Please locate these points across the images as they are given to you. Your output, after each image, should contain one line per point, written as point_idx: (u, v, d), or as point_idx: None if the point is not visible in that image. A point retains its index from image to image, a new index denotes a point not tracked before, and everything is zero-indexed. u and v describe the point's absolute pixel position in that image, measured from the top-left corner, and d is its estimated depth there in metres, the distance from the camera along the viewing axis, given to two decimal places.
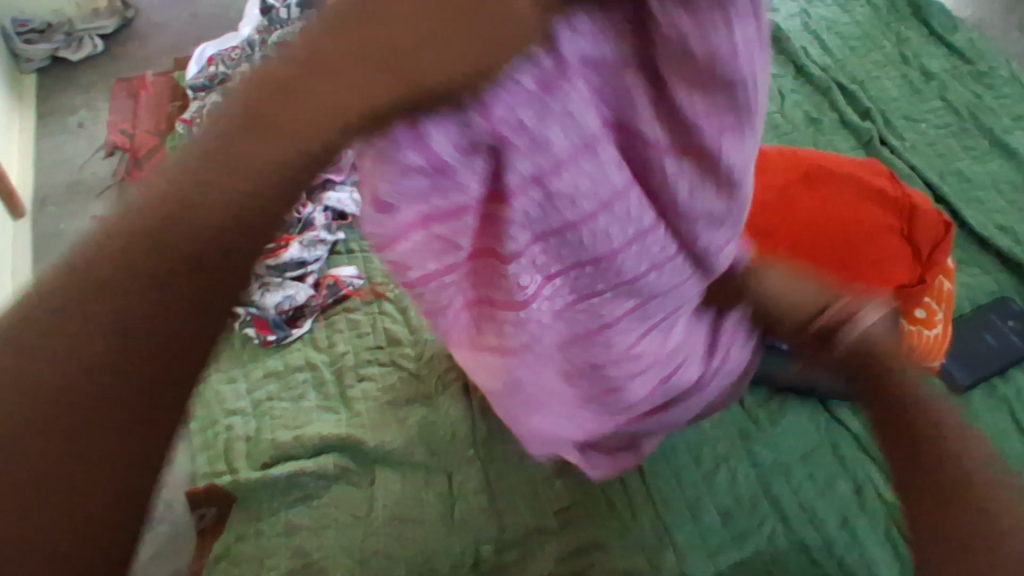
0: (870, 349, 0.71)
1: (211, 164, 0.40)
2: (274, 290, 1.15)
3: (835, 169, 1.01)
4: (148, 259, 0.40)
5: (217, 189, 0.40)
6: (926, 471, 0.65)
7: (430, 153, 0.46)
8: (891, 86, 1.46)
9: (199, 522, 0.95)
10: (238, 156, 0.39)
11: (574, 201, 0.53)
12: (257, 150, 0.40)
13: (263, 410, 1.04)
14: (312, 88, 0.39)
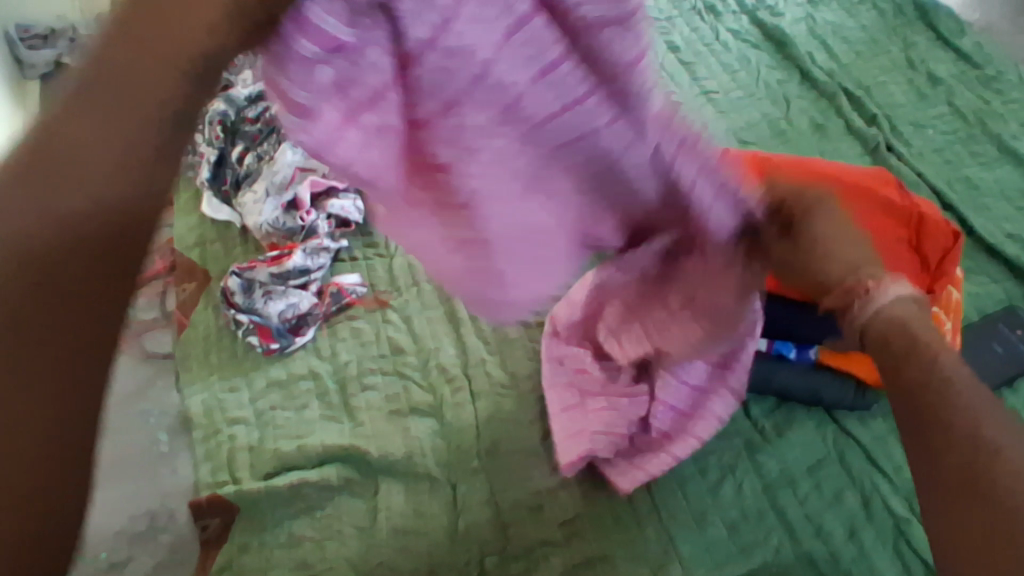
0: (900, 323, 0.59)
1: (85, 116, 0.47)
2: (278, 299, 1.12)
3: (843, 178, 1.00)
4: (74, 206, 0.48)
5: (101, 137, 0.47)
6: (941, 437, 0.53)
7: (320, 33, 0.45)
8: (898, 92, 1.45)
9: (202, 533, 0.95)
10: (113, 106, 0.47)
11: (479, 69, 0.50)
12: (130, 96, 0.46)
13: (266, 419, 1.04)
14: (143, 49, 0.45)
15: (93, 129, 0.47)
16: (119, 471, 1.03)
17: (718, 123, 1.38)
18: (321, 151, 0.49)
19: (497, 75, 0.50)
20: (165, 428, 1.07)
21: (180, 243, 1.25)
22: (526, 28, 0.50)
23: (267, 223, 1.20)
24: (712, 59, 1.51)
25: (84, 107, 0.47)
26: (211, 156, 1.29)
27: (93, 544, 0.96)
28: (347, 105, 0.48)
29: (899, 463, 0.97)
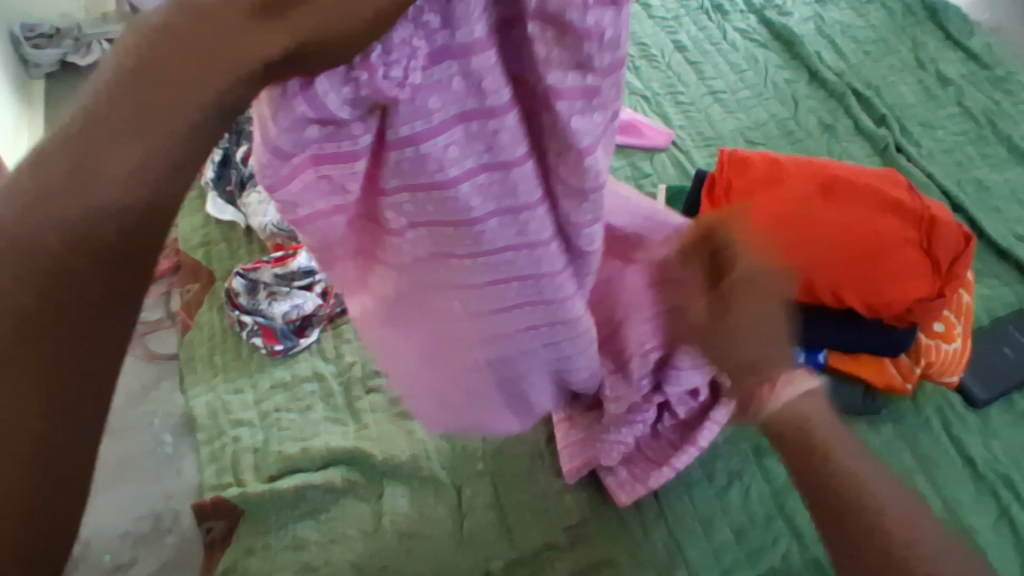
0: (797, 421, 0.75)
1: (104, 133, 0.35)
2: (282, 300, 1.11)
3: (853, 179, 0.99)
4: (68, 234, 0.34)
5: (131, 151, 0.35)
6: (851, 523, 0.67)
7: (318, 105, 0.43)
8: (907, 93, 1.43)
9: (207, 535, 0.94)
10: (145, 119, 0.35)
11: (461, 172, 0.50)
12: (164, 104, 0.36)
13: (271, 420, 1.03)
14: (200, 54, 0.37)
15: (120, 135, 0.35)
16: (124, 472, 1.03)
17: (725, 123, 1.37)
18: (277, 188, 0.48)
19: (462, 143, 0.49)
20: (170, 430, 1.06)
21: (185, 243, 1.25)
22: (484, 120, 0.48)
23: (272, 225, 1.19)
24: (720, 59, 1.50)
25: (116, 115, 0.35)
26: (216, 155, 1.28)
27: (97, 545, 0.96)
28: (317, 152, 0.47)
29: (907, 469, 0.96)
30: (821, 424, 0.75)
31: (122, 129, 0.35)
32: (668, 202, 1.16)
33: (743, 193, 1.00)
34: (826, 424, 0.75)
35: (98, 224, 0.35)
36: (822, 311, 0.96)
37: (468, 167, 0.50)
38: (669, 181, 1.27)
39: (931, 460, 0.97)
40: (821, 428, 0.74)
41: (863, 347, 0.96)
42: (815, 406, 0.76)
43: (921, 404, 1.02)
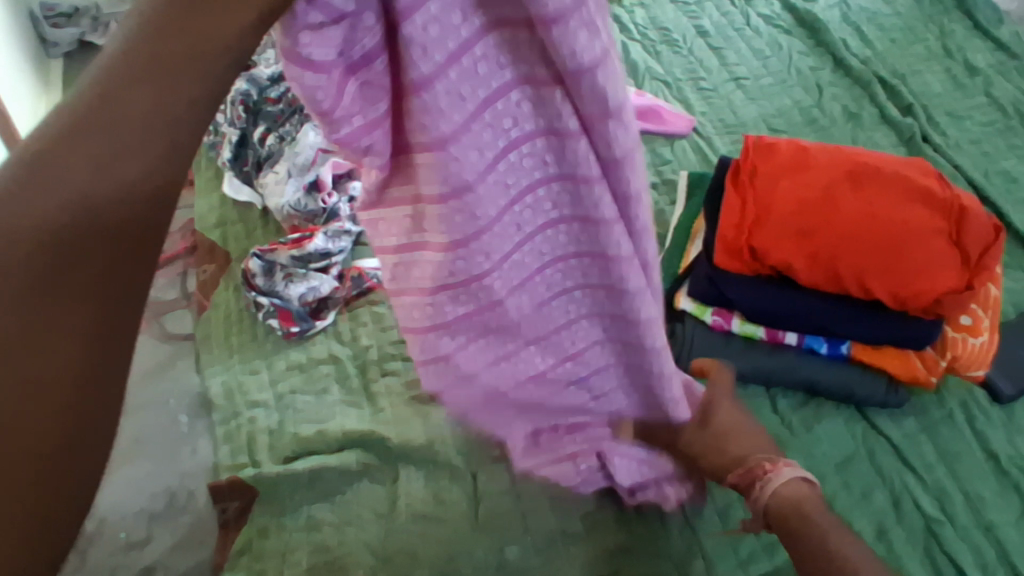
0: (793, 504, 0.71)
1: (119, 91, 0.37)
2: (299, 282, 1.11)
3: (881, 167, 0.96)
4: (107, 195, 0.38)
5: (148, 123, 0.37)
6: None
7: (324, 10, 0.40)
8: (934, 82, 1.40)
9: (222, 515, 0.94)
10: (143, 98, 0.37)
11: (467, 63, 0.45)
12: (172, 71, 0.37)
13: (285, 402, 1.03)
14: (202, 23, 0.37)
15: (131, 97, 0.37)
16: (140, 451, 1.03)
17: (747, 110, 1.34)
18: (326, 112, 0.46)
19: (442, 17, 0.43)
20: (186, 409, 1.07)
21: (201, 224, 1.24)
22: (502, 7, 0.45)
23: (288, 205, 1.17)
24: (743, 45, 1.47)
25: (133, 82, 0.37)
26: (233, 136, 1.27)
27: (112, 522, 0.96)
28: (347, 65, 0.44)
29: (929, 463, 0.94)
30: (814, 508, 0.71)
31: (127, 92, 0.37)
32: (689, 190, 1.15)
33: (768, 178, 0.98)
34: (822, 509, 0.71)
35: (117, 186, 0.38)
36: (845, 299, 0.94)
37: (498, 150, 0.50)
38: (689, 168, 1.25)
39: (954, 455, 0.95)
40: (816, 511, 0.70)
41: (885, 339, 0.94)
42: (807, 495, 0.72)
43: (945, 399, 1.00)
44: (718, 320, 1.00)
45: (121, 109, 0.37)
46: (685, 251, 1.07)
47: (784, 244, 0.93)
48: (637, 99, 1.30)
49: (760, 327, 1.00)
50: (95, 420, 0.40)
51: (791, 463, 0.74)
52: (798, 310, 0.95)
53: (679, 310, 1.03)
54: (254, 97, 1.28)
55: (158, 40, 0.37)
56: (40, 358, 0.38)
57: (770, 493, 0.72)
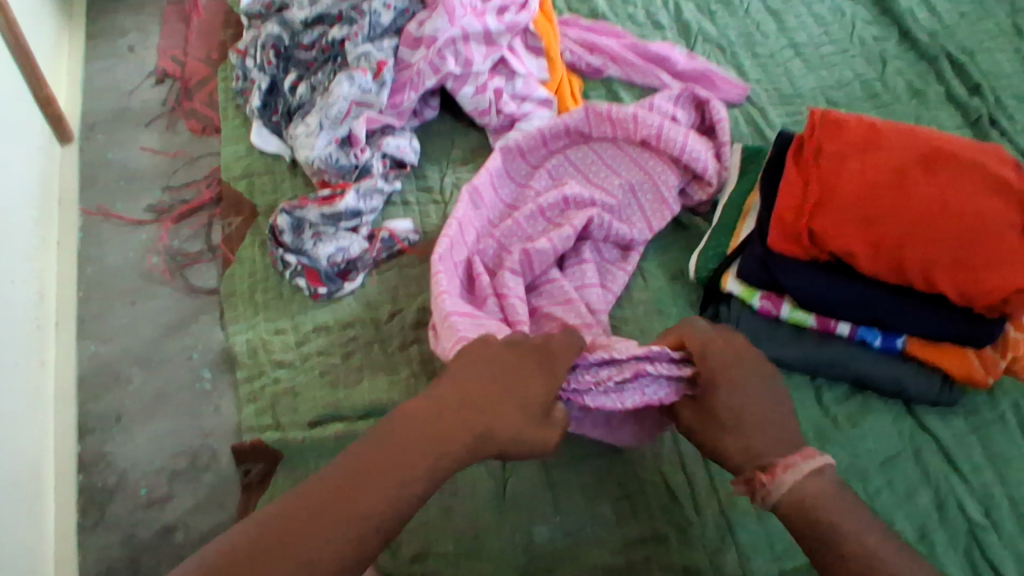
0: (811, 500, 0.67)
1: (470, 396, 0.72)
2: (328, 240, 1.07)
3: (960, 152, 0.89)
4: (428, 458, 0.67)
5: (475, 418, 0.70)
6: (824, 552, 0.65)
7: None
8: (1005, 61, 1.27)
9: (245, 478, 0.92)
10: (476, 409, 0.71)
11: None
12: (496, 397, 0.72)
13: (310, 362, 1.00)
14: (518, 372, 0.75)
15: (475, 415, 0.71)
16: (160, 405, 1.01)
17: (804, 81, 1.26)
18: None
19: None
20: (208, 365, 1.04)
21: (227, 173, 1.20)
22: None
23: (319, 158, 1.11)
24: (803, 10, 1.37)
25: (473, 385, 0.73)
26: (262, 82, 1.21)
27: (135, 477, 0.96)
28: None
29: (977, 465, 0.90)
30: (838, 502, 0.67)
31: (480, 387, 0.73)
32: (744, 163, 1.08)
33: (834, 158, 0.92)
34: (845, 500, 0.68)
35: (439, 446, 0.68)
36: (904, 290, 0.89)
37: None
38: (742, 140, 1.18)
39: (1005, 459, 0.90)
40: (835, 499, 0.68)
41: (940, 335, 0.88)
42: (823, 490, 0.68)
43: (999, 399, 0.94)
44: (766, 304, 0.95)
45: (473, 392, 0.72)
46: (737, 230, 1.01)
47: (848, 230, 0.88)
48: (688, 63, 1.26)
49: (811, 314, 0.94)
50: (330, 521, 0.62)
51: (795, 459, 0.70)
52: (853, 299, 0.90)
53: (726, 291, 0.98)
54: (286, 41, 1.23)
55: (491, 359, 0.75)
56: (375, 479, 0.65)
57: (780, 491, 0.69)
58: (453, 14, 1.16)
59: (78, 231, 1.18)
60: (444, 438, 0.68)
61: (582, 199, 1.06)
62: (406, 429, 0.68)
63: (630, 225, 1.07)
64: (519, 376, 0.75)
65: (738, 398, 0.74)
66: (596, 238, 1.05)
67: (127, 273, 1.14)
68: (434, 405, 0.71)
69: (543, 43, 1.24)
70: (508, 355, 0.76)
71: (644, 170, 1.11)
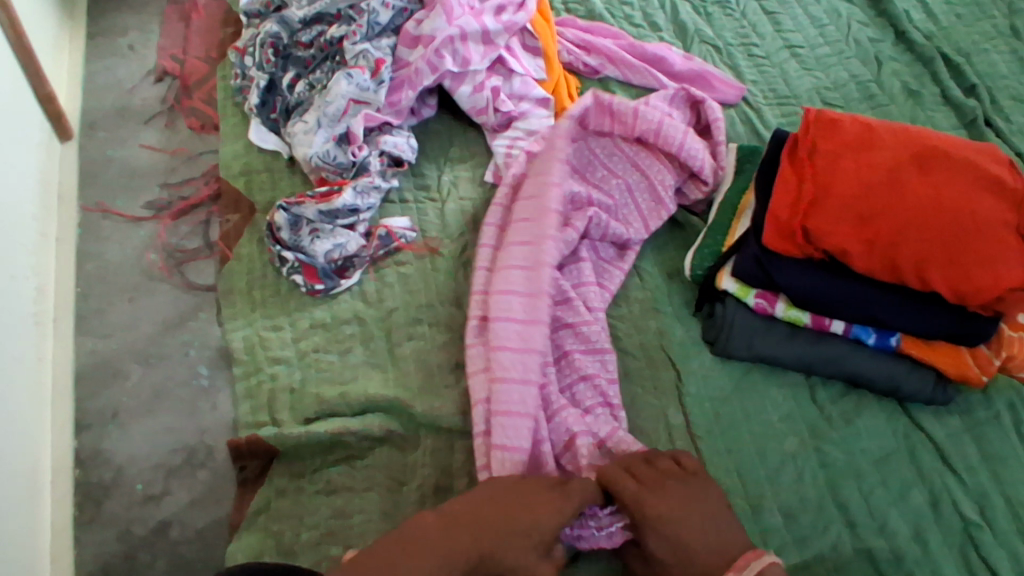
0: None
1: (478, 516, 0.77)
2: (325, 238, 1.07)
3: (953, 151, 0.90)
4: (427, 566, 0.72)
5: (485, 537, 0.75)
6: None
7: None
8: (1001, 62, 1.27)
9: (240, 473, 0.93)
10: (485, 529, 0.76)
11: None
12: (509, 518, 0.77)
13: (308, 360, 1.01)
14: (536, 505, 0.78)
15: (484, 533, 0.76)
16: (157, 402, 1.01)
17: (801, 81, 1.26)
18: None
19: None
20: (206, 362, 1.04)
21: (226, 171, 1.20)
22: None
23: (317, 156, 1.12)
24: (800, 10, 1.38)
25: (484, 507, 0.78)
26: (261, 80, 1.21)
27: (132, 472, 0.96)
28: None
29: (971, 465, 0.90)
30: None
31: (496, 510, 0.78)
32: (740, 162, 1.08)
33: (829, 156, 0.93)
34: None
35: (442, 559, 0.73)
36: (899, 288, 0.89)
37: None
38: (738, 140, 1.19)
39: (999, 458, 0.90)
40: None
41: (935, 333, 0.89)
42: None
43: (993, 398, 0.95)
44: (761, 302, 0.96)
45: (483, 515, 0.77)
46: (732, 228, 1.02)
47: (843, 228, 0.88)
48: (684, 63, 1.27)
49: (806, 312, 0.94)
50: None
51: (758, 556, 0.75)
52: (848, 298, 0.90)
53: (721, 290, 0.99)
54: (285, 40, 1.23)
55: (510, 488, 0.81)
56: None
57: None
58: (450, 14, 1.17)
59: (77, 228, 1.19)
60: (447, 548, 0.74)
61: (581, 199, 1.06)
62: (414, 542, 0.74)
63: (627, 225, 1.08)
64: (536, 502, 0.79)
65: (691, 517, 0.78)
66: (592, 237, 1.06)
67: (125, 270, 1.14)
68: (444, 522, 0.76)
69: (541, 43, 1.24)
70: (531, 485, 0.81)
71: (641, 171, 1.11)
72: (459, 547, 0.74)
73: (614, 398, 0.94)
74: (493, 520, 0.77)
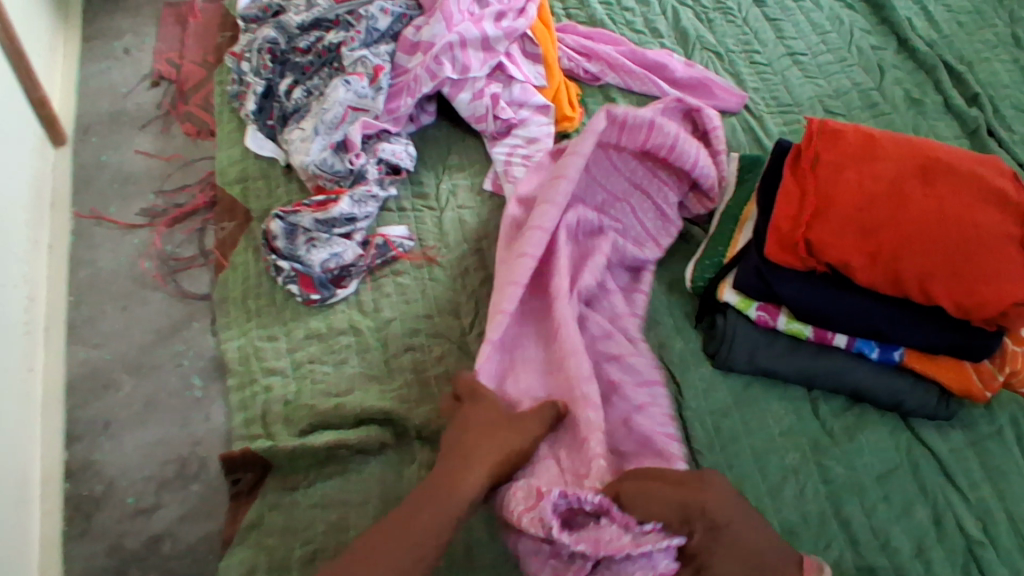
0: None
1: (457, 442, 0.83)
2: (321, 247, 1.06)
3: (957, 163, 0.88)
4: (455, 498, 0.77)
5: (478, 450, 0.82)
6: None
7: None
8: (1003, 71, 1.26)
9: (234, 487, 0.92)
10: (477, 445, 0.82)
11: None
12: (484, 431, 0.84)
13: (303, 371, 0.99)
14: (489, 409, 0.87)
15: (474, 448, 0.82)
16: (150, 413, 1.00)
17: (803, 90, 1.25)
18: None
19: None
20: (199, 372, 1.03)
21: (221, 178, 1.19)
22: None
23: (314, 164, 1.10)
24: (802, 17, 1.37)
25: (459, 433, 0.84)
26: (258, 87, 1.19)
27: (123, 485, 0.94)
28: None
29: (975, 481, 0.89)
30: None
31: (472, 432, 0.84)
32: (741, 172, 1.08)
33: (832, 167, 0.91)
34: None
35: (462, 490, 0.78)
36: (902, 302, 0.88)
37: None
38: (739, 148, 1.18)
39: (1004, 474, 0.89)
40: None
41: (938, 348, 0.88)
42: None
43: (997, 412, 0.93)
44: (763, 315, 0.94)
45: (465, 441, 0.83)
46: (734, 238, 1.00)
47: (845, 241, 0.87)
48: (685, 71, 1.26)
49: (807, 325, 0.93)
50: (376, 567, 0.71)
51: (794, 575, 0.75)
52: (850, 311, 0.89)
53: (722, 302, 0.97)
54: (282, 45, 1.21)
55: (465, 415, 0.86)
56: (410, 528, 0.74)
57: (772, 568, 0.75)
58: (450, 19, 1.16)
59: (70, 235, 1.17)
60: (457, 470, 0.79)
61: (593, 231, 1.04)
62: (428, 490, 0.78)
63: (641, 247, 1.06)
64: (488, 408, 0.87)
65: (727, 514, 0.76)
66: (610, 264, 1.04)
67: (118, 277, 1.13)
68: (446, 469, 0.80)
69: (541, 49, 1.23)
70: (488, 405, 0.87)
71: (650, 191, 1.09)
72: (461, 466, 0.80)
73: (650, 400, 0.93)
74: (472, 438, 0.83)
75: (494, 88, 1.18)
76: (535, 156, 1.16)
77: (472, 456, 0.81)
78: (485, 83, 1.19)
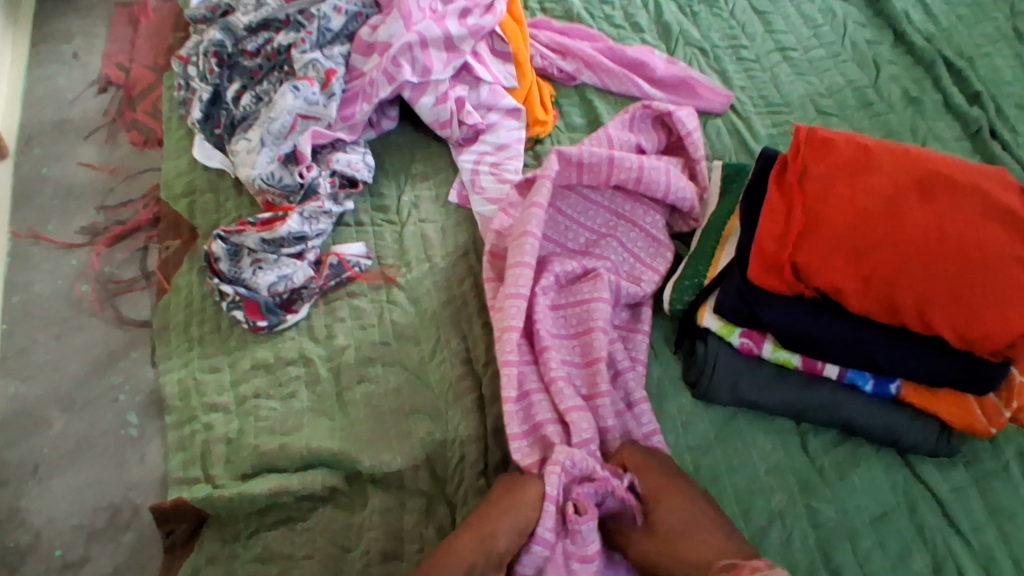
0: None
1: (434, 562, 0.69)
2: (268, 269, 0.98)
3: (959, 176, 0.80)
4: None
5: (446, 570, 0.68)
6: None
7: None
8: (1006, 66, 1.17)
9: (167, 539, 0.85)
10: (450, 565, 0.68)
11: None
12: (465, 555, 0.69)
13: (247, 406, 0.91)
14: (484, 525, 0.71)
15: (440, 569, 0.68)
16: (84, 453, 0.93)
17: (793, 88, 1.16)
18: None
19: None
20: (136, 409, 0.96)
21: (166, 192, 1.10)
22: None
23: (260, 178, 1.01)
24: (793, 9, 1.27)
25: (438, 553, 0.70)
26: (204, 93, 1.11)
27: (52, 535, 0.87)
28: None
29: (978, 523, 0.81)
30: None
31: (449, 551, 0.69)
32: (724, 183, 0.99)
33: (821, 181, 0.83)
34: None
35: None
36: (899, 330, 0.80)
37: None
38: (724, 153, 1.09)
39: (1010, 516, 0.81)
40: None
41: (939, 381, 0.79)
42: None
43: (1002, 446, 0.85)
44: (746, 343, 0.86)
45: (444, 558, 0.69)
46: (716, 257, 0.92)
47: (835, 263, 0.79)
48: (667, 68, 1.17)
49: (795, 354, 0.85)
50: None
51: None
52: (843, 340, 0.81)
53: (702, 327, 0.89)
54: (229, 48, 1.13)
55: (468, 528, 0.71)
56: None
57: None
58: (408, 18, 1.07)
59: (5, 256, 1.09)
60: None
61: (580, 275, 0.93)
62: None
63: (636, 281, 0.95)
64: (480, 521, 0.71)
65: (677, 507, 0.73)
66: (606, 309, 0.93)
67: (54, 304, 1.05)
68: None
69: (512, 47, 1.14)
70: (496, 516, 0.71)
71: (633, 224, 0.99)
72: None
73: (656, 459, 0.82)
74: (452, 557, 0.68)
75: (458, 91, 1.10)
76: (503, 165, 1.07)
77: (481, 525, 0.71)
78: (448, 85, 1.10)
